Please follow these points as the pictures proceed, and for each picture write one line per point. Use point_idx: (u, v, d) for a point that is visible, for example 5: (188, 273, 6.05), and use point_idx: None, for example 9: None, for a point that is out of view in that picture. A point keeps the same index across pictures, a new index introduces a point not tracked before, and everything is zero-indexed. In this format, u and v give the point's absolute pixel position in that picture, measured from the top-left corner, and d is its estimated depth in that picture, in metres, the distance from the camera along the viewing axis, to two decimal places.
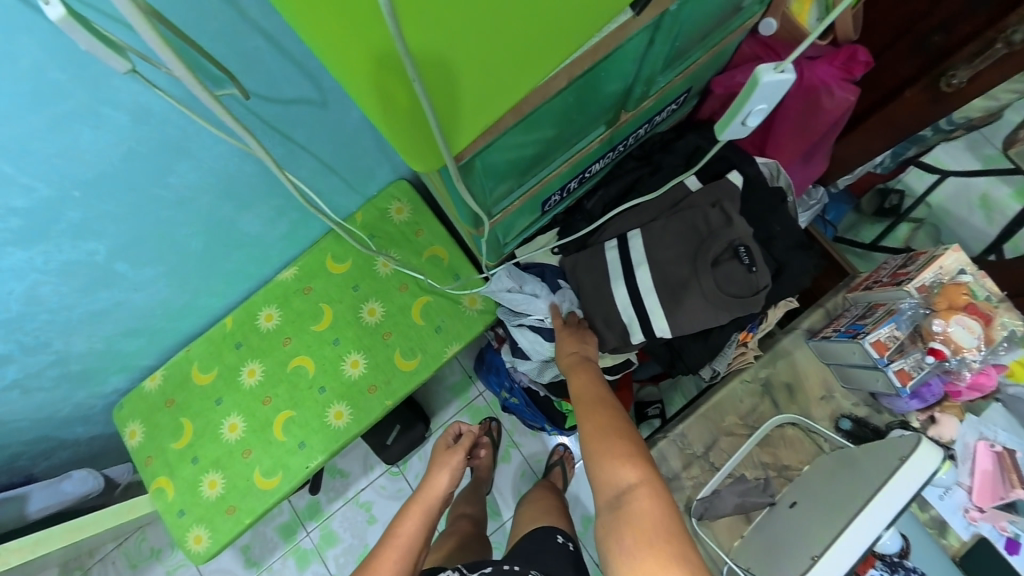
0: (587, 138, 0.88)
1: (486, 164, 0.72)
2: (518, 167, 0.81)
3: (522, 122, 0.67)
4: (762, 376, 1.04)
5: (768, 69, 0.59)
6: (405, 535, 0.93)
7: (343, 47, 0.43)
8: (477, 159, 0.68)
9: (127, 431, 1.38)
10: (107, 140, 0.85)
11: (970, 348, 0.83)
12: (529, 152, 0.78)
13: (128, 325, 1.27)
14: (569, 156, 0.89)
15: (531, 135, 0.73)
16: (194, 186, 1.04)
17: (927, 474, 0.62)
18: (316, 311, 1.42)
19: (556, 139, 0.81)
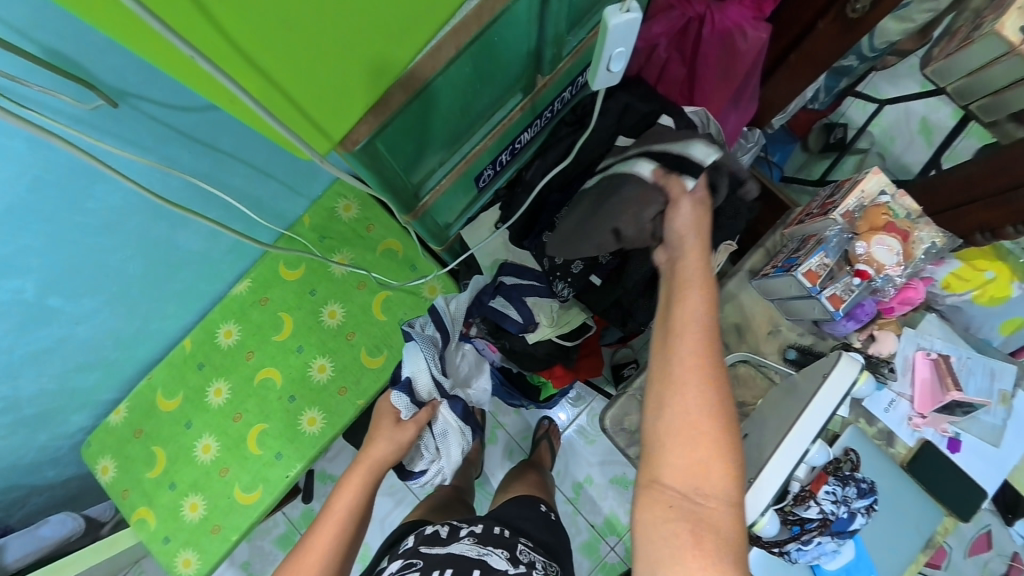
0: (506, 109, 0.86)
1: (397, 148, 0.69)
2: (438, 147, 0.78)
3: (421, 100, 0.64)
4: (712, 322, 1.07)
5: (614, 11, 0.57)
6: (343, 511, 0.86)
7: (162, 55, 0.45)
8: (381, 144, 0.65)
9: (99, 468, 1.36)
10: (9, 170, 0.79)
11: (892, 266, 0.87)
12: (443, 132, 0.75)
13: (79, 361, 1.23)
14: (490, 129, 0.87)
15: (438, 113, 0.70)
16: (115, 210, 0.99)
17: (847, 387, 0.65)
18: (276, 321, 1.40)
19: (470, 114, 0.78)
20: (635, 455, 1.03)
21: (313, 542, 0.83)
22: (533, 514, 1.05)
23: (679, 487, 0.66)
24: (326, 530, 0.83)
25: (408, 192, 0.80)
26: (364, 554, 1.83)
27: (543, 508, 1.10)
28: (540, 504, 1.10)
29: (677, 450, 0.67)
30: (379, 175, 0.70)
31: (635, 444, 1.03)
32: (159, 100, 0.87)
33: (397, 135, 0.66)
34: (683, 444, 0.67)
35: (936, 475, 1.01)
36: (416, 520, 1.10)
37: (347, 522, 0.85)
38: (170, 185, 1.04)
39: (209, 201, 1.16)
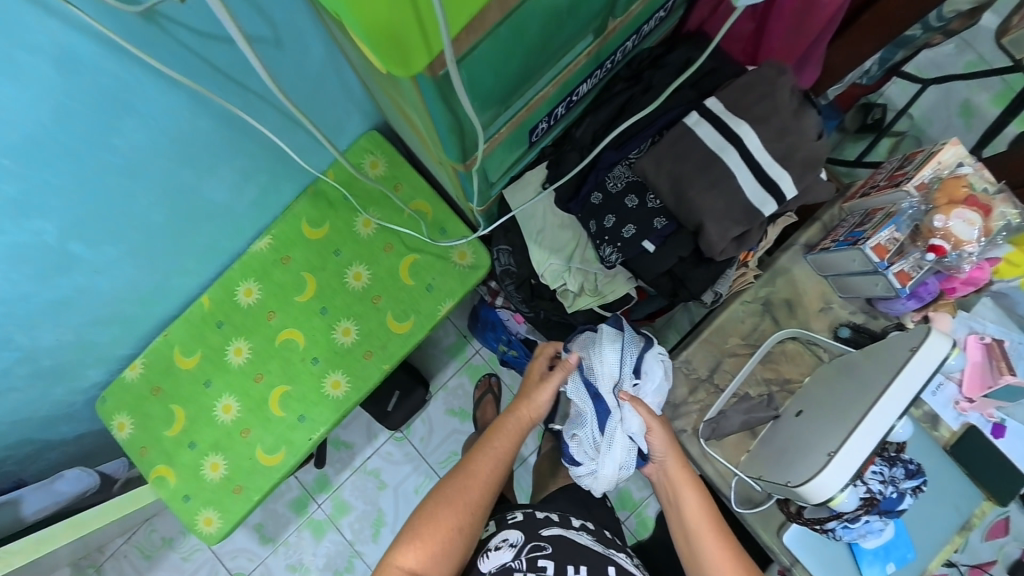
0: (574, 52, 0.79)
1: (476, 80, 0.62)
2: (507, 89, 0.71)
3: (511, 24, 0.57)
4: (762, 296, 1.03)
5: None
6: (504, 449, 0.92)
7: None
8: (463, 72, 0.58)
9: (116, 425, 1.32)
10: (34, 94, 0.75)
11: (970, 241, 0.83)
12: (518, 70, 0.68)
13: (96, 313, 1.18)
14: (557, 75, 0.80)
15: (523, 47, 0.64)
16: (136, 146, 0.94)
17: (938, 361, 0.62)
18: (299, 282, 1.35)
19: (546, 52, 0.71)
20: (679, 429, 1.00)
21: (481, 458, 0.90)
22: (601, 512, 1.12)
23: None
24: (485, 459, 0.90)
25: (470, 136, 0.72)
26: (377, 519, 1.83)
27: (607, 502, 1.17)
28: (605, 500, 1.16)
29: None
30: (449, 108, 0.63)
31: (678, 418, 1.00)
32: (194, 25, 0.80)
33: (481, 63, 0.59)
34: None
35: (977, 458, 1.00)
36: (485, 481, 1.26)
37: (503, 459, 0.91)
38: (196, 126, 0.98)
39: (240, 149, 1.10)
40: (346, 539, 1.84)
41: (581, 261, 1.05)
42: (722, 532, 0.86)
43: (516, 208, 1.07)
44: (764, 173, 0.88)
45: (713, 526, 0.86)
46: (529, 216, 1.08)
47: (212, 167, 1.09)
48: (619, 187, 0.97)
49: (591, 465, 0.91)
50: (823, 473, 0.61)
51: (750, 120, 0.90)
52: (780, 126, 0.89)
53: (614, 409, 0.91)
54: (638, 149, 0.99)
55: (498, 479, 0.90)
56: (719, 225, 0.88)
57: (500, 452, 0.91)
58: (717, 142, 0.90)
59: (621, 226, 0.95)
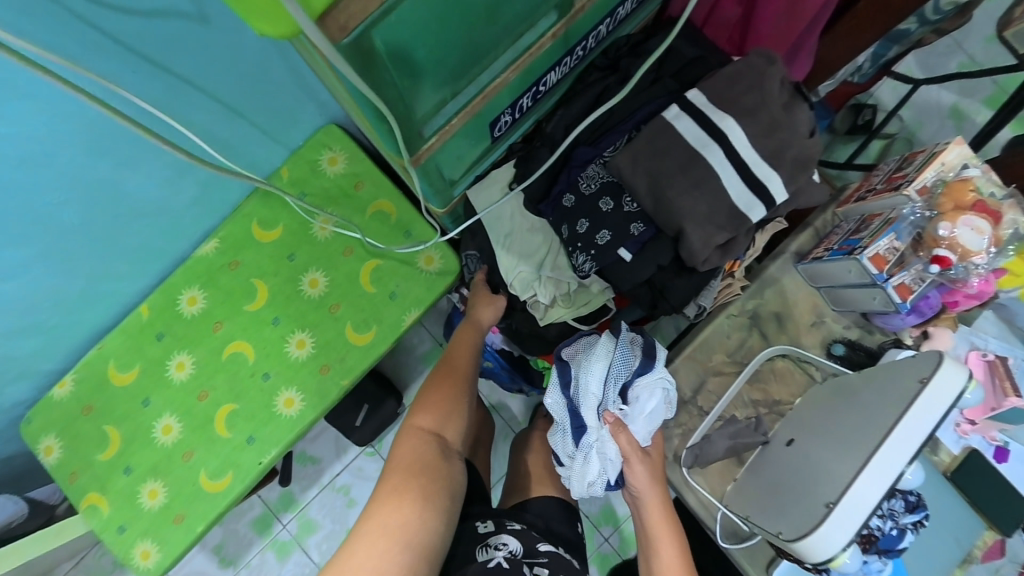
0: (536, 31, 0.70)
1: (402, 49, 0.52)
2: (452, 68, 0.60)
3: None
4: (750, 308, 0.94)
5: None
6: (456, 372, 0.98)
7: None
8: (378, 38, 0.48)
9: (42, 448, 1.19)
10: None
11: (977, 252, 0.74)
12: (458, 46, 0.58)
13: (11, 323, 1.05)
14: (517, 58, 0.70)
15: (463, 12, 0.54)
16: (38, 136, 0.82)
17: (952, 396, 0.54)
18: (249, 289, 1.23)
19: (497, 24, 0.61)
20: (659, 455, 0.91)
21: (438, 386, 0.95)
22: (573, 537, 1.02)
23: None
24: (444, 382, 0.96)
25: (410, 127, 0.62)
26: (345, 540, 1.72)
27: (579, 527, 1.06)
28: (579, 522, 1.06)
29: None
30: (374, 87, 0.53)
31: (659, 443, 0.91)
32: None
33: (404, 28, 0.49)
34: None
35: (980, 485, 0.93)
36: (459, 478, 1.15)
37: (456, 375, 0.97)
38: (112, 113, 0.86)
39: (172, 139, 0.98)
40: (312, 561, 1.71)
41: (553, 269, 0.95)
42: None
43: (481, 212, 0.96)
44: (751, 173, 0.79)
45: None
46: (496, 219, 0.98)
47: (138, 161, 0.97)
48: (593, 188, 0.87)
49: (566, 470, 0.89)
50: (823, 528, 0.54)
51: (737, 114, 0.81)
52: (769, 121, 0.80)
53: (593, 426, 0.84)
54: (614, 146, 0.90)
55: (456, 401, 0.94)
56: (702, 231, 0.79)
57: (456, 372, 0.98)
58: (700, 138, 0.81)
59: (595, 231, 0.86)
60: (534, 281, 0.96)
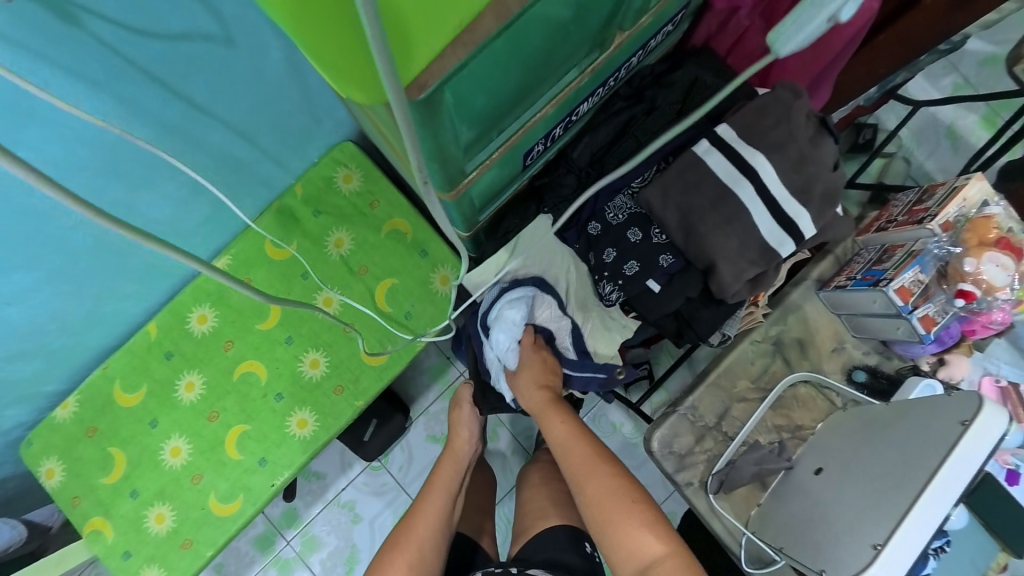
0: (577, 68, 0.70)
1: (463, 100, 0.51)
2: (501, 110, 0.60)
3: (510, 34, 0.47)
4: (773, 335, 0.96)
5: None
6: (445, 482, 0.95)
7: None
8: (447, 92, 0.47)
9: (43, 471, 1.14)
10: None
11: (1002, 287, 0.78)
12: (514, 88, 0.58)
13: (14, 345, 1.02)
14: (557, 92, 0.70)
15: (525, 62, 0.54)
16: (55, 159, 0.79)
17: (993, 438, 0.56)
18: (261, 307, 1.21)
19: (548, 67, 0.61)
20: (684, 482, 0.90)
21: (426, 496, 0.91)
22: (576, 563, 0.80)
23: (636, 552, 0.71)
24: (433, 493, 0.92)
25: (455, 165, 0.62)
26: (350, 557, 1.68)
27: (588, 549, 0.84)
28: (585, 542, 0.84)
29: (628, 540, 0.71)
30: (431, 136, 0.52)
31: (683, 470, 0.90)
32: (116, 19, 0.66)
33: (468, 82, 0.49)
34: (627, 527, 0.72)
35: (997, 508, 0.94)
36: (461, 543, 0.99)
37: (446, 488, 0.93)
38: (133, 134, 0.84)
39: (190, 154, 0.96)
40: None
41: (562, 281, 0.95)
42: (595, 453, 0.81)
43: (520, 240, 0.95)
44: (781, 210, 0.80)
45: (585, 453, 0.82)
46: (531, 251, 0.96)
47: (155, 180, 0.94)
48: (620, 219, 0.89)
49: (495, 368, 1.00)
50: (870, 570, 0.55)
51: (766, 148, 0.81)
52: (797, 156, 0.81)
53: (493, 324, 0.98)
54: (642, 177, 0.90)
55: (445, 510, 0.90)
56: (733, 265, 0.80)
57: (442, 486, 0.94)
58: (730, 172, 0.82)
59: (622, 261, 0.87)
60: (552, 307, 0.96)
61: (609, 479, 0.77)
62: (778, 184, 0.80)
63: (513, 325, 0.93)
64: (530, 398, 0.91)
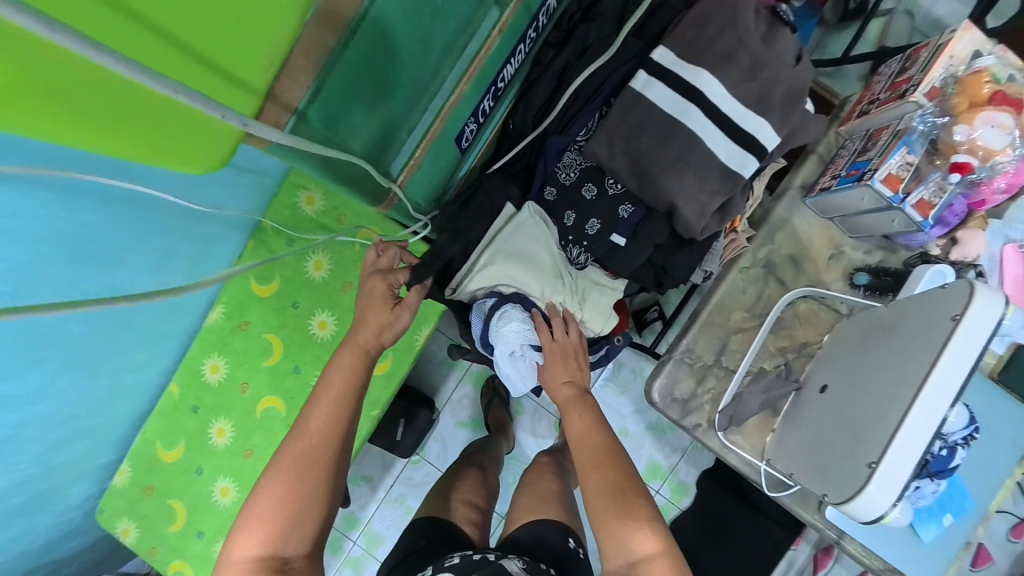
0: (480, 34, 0.67)
1: (338, 118, 0.52)
2: (400, 108, 0.61)
3: (360, 40, 0.47)
4: (762, 258, 0.89)
5: None
6: (342, 389, 0.70)
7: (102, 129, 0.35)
8: (314, 116, 0.48)
9: (119, 531, 1.25)
10: None
11: (1002, 150, 0.69)
12: (400, 88, 0.58)
13: (61, 433, 1.03)
14: (465, 69, 0.67)
15: (393, 58, 0.54)
16: (23, 268, 0.68)
17: (992, 325, 0.51)
18: (263, 345, 1.25)
19: (434, 49, 0.60)
20: (692, 425, 0.89)
21: (315, 406, 0.69)
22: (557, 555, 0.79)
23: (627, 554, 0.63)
24: (320, 407, 0.68)
25: (374, 180, 0.64)
26: None
27: (572, 544, 0.82)
28: (567, 537, 0.83)
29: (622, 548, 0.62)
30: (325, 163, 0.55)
31: (689, 414, 0.89)
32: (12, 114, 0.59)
33: (334, 103, 0.49)
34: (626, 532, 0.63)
35: None
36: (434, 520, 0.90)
37: (348, 393, 0.69)
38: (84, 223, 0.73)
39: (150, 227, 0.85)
40: None
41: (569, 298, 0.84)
42: (608, 444, 0.71)
43: (522, 219, 0.85)
44: (737, 128, 0.73)
45: (596, 447, 0.71)
46: (521, 241, 0.84)
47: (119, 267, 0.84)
48: (573, 177, 0.84)
49: (505, 352, 0.84)
50: (868, 490, 0.52)
51: (713, 64, 0.73)
52: (749, 63, 0.72)
53: (505, 315, 0.82)
54: (587, 128, 0.85)
55: (344, 418, 0.69)
56: (694, 203, 0.75)
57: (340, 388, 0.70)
58: (676, 102, 0.74)
59: (583, 222, 0.83)
60: (562, 325, 0.83)
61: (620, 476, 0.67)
62: (731, 103, 0.73)
63: (513, 341, 0.82)
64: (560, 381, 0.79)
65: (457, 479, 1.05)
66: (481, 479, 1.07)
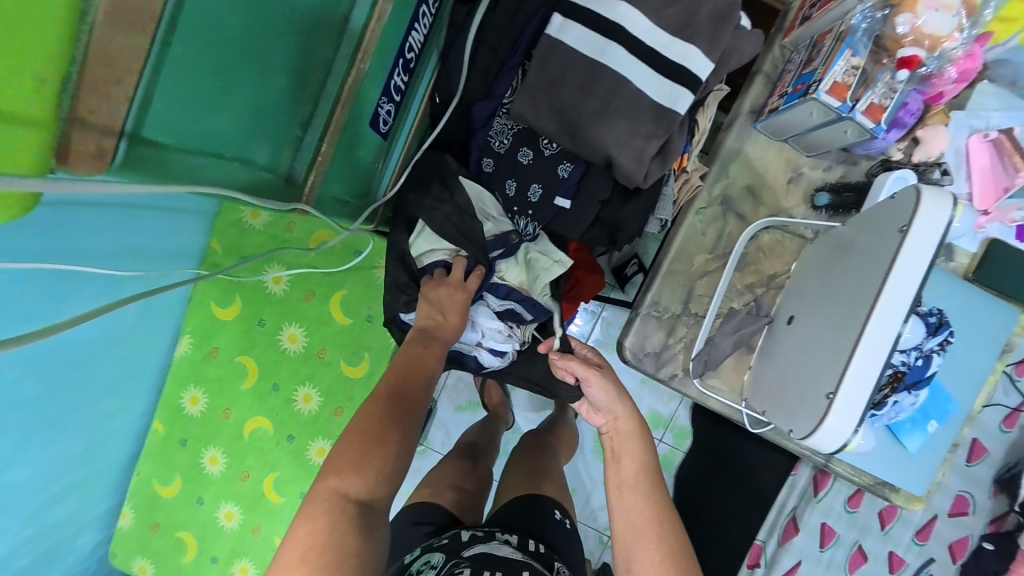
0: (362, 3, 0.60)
1: (190, 135, 0.49)
2: (281, 102, 0.57)
3: (183, 38, 0.43)
4: (718, 195, 0.85)
5: None
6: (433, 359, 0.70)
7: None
8: (155, 134, 0.45)
9: (137, 569, 1.27)
10: None
11: (949, 36, 0.64)
12: (271, 78, 0.54)
13: (51, 491, 1.02)
14: (357, 46, 0.62)
15: (245, 54, 0.50)
16: None
17: (941, 230, 0.49)
18: (238, 368, 1.22)
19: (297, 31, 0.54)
20: (670, 377, 0.87)
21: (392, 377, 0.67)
22: (541, 527, 0.79)
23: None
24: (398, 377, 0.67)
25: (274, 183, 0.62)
26: None
27: (558, 516, 0.83)
28: (552, 510, 0.83)
29: (641, 555, 0.61)
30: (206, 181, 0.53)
31: (664, 366, 0.87)
32: None
33: (176, 117, 0.47)
34: (643, 542, 0.61)
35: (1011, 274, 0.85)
36: (421, 504, 0.90)
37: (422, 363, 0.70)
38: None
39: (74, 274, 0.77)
40: None
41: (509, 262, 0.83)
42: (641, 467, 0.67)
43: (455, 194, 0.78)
44: (665, 60, 0.67)
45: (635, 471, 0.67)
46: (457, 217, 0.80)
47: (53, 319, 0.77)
48: (507, 144, 0.78)
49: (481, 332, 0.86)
50: (828, 422, 0.52)
51: None
52: None
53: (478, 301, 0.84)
54: (512, 87, 0.77)
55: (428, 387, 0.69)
56: (629, 149, 0.70)
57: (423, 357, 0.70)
58: (595, 42, 0.68)
59: (523, 189, 0.78)
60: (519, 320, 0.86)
61: (637, 455, 0.68)
62: (651, 34, 0.67)
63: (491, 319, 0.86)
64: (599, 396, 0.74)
65: (460, 471, 1.02)
66: (481, 472, 1.05)
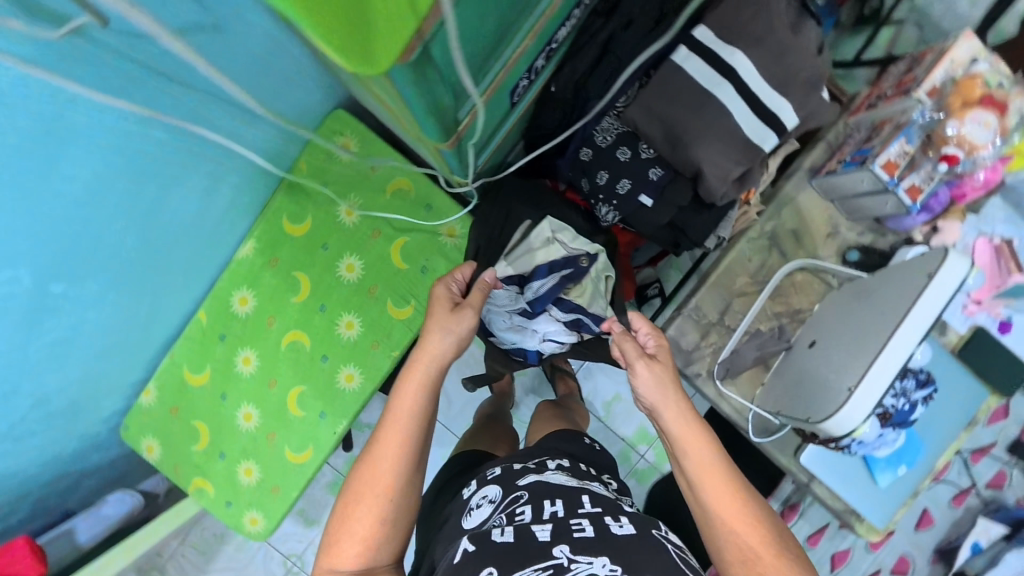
0: None
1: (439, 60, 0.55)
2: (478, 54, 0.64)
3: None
4: (768, 231, 1.00)
5: None
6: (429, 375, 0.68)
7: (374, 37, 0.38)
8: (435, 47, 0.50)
9: (144, 447, 1.31)
10: None
11: (983, 146, 0.81)
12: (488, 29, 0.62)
13: (105, 344, 1.09)
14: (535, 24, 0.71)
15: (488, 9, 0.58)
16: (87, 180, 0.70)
17: (957, 282, 0.63)
18: (292, 282, 1.31)
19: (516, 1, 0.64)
20: (693, 373, 0.99)
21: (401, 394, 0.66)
22: (574, 451, 0.88)
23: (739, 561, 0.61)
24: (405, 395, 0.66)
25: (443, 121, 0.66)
26: None
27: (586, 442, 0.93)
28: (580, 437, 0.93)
29: (714, 500, 0.64)
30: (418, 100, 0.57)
31: (691, 363, 0.99)
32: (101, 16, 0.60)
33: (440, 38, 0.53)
34: (716, 488, 0.64)
35: (988, 357, 1.00)
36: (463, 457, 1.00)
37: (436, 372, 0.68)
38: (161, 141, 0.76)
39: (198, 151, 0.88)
40: None
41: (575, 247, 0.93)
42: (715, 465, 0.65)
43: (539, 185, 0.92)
44: (762, 106, 0.83)
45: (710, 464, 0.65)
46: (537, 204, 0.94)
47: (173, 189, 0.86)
48: (609, 140, 0.92)
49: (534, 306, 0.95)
50: (842, 410, 0.65)
51: (745, 46, 0.82)
52: (777, 47, 0.81)
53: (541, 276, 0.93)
54: (626, 96, 0.92)
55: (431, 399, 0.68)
56: (718, 169, 0.85)
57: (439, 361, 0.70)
58: (711, 77, 0.83)
59: (615, 181, 0.91)
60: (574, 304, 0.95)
61: (672, 402, 0.70)
62: (756, 83, 0.82)
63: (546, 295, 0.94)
64: (653, 394, 0.72)
65: (487, 430, 1.13)
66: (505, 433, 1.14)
